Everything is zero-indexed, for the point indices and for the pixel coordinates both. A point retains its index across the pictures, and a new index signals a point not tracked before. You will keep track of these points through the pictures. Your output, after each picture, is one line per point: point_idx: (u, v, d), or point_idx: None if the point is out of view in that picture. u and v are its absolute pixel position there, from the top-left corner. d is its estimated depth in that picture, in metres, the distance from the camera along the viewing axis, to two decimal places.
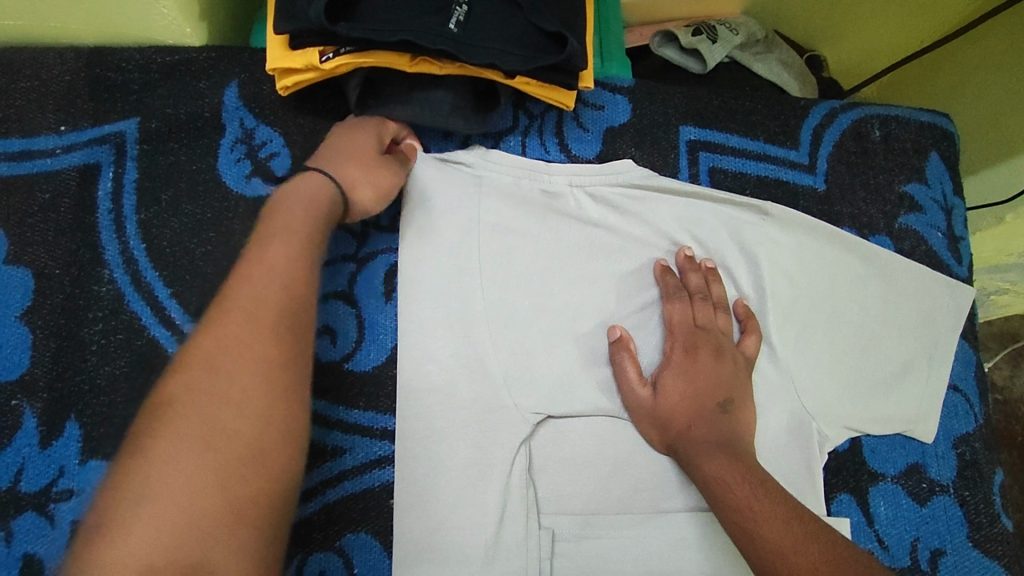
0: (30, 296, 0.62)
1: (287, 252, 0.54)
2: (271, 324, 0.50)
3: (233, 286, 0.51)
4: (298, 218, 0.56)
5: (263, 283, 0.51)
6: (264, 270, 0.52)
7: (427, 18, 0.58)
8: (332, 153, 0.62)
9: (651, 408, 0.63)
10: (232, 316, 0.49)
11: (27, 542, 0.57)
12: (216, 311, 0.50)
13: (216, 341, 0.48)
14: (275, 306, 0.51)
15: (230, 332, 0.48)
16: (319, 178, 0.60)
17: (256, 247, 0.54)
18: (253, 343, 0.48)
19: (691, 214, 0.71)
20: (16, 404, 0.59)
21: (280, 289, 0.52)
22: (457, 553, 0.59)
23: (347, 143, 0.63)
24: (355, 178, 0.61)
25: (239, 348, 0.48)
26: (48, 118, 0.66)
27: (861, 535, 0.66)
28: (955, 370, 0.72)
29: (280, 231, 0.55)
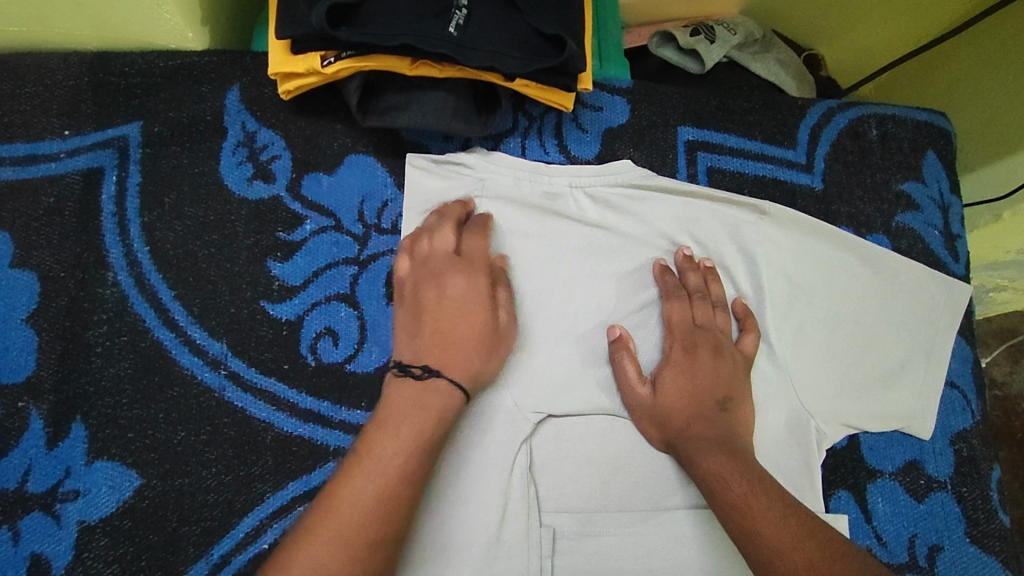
0: (36, 299, 0.63)
1: (396, 464, 0.51)
2: (366, 550, 0.48)
3: (341, 495, 0.50)
4: (410, 426, 0.53)
5: (370, 497, 0.49)
6: (374, 485, 0.50)
7: (427, 22, 0.58)
8: (455, 346, 0.59)
9: (651, 407, 0.63)
10: (332, 534, 0.48)
11: (34, 542, 0.57)
12: (318, 523, 0.48)
13: (312, 560, 0.46)
14: (376, 523, 0.49)
15: (326, 552, 0.47)
16: (447, 388, 0.56)
17: (375, 450, 0.52)
18: (344, 570, 0.46)
19: (691, 214, 0.71)
20: (22, 406, 0.60)
21: (382, 509, 0.50)
22: (459, 553, 0.60)
23: (468, 323, 0.60)
24: (480, 368, 0.60)
25: (330, 573, 0.46)
26: (52, 123, 0.66)
27: (859, 532, 0.67)
28: (952, 367, 0.73)
29: (391, 438, 0.53)
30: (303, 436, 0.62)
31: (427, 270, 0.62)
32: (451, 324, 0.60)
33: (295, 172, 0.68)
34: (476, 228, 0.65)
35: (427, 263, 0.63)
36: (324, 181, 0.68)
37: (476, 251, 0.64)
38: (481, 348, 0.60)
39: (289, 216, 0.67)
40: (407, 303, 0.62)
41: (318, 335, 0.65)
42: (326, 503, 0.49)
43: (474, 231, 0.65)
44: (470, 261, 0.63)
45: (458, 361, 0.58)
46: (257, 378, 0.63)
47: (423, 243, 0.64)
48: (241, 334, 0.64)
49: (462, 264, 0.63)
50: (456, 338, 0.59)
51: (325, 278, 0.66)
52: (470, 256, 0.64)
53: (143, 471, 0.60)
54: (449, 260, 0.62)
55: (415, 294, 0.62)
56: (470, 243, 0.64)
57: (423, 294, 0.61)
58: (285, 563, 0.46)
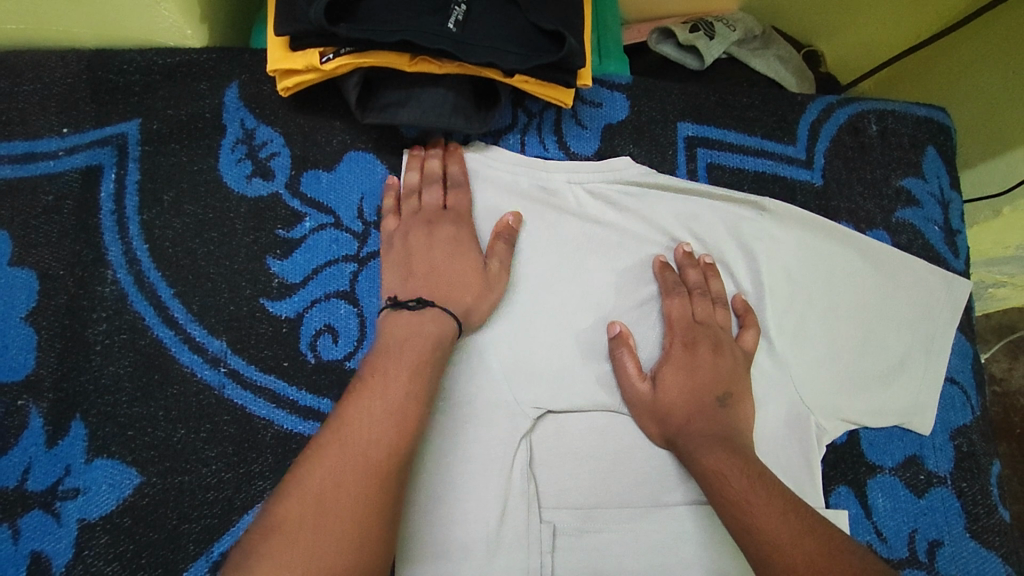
0: (35, 297, 0.62)
1: (401, 382, 0.55)
2: (381, 457, 0.51)
3: (350, 413, 0.53)
4: (411, 349, 0.57)
5: (378, 410, 0.53)
6: (381, 400, 0.54)
7: (427, 18, 0.58)
8: (448, 283, 0.62)
9: (651, 402, 0.63)
10: (347, 444, 0.51)
11: (35, 539, 0.57)
12: (331, 438, 0.52)
13: (330, 469, 0.49)
14: (387, 433, 0.52)
15: (343, 460, 0.50)
16: (441, 320, 0.60)
17: (375, 373, 0.56)
18: (362, 474, 0.50)
19: (690, 211, 0.71)
20: (22, 404, 0.60)
21: (392, 419, 0.53)
22: (461, 549, 0.60)
23: (458, 264, 0.63)
24: (473, 306, 0.63)
25: (349, 478, 0.49)
26: (51, 121, 0.66)
27: (859, 528, 0.67)
28: (953, 363, 0.73)
29: (393, 361, 0.56)
30: (303, 433, 0.62)
31: (416, 219, 0.65)
32: (443, 264, 0.63)
33: (294, 169, 0.68)
34: (459, 184, 0.67)
35: (416, 214, 0.66)
36: (324, 179, 0.68)
37: (461, 203, 0.66)
38: (473, 287, 0.63)
39: (289, 213, 0.67)
40: (396, 251, 0.65)
41: (317, 332, 0.65)
42: (337, 421, 0.53)
43: (458, 185, 0.67)
44: (456, 214, 0.66)
45: (449, 297, 0.62)
46: (257, 375, 0.63)
47: (411, 198, 0.67)
48: (241, 331, 0.64)
49: (450, 214, 0.66)
50: (448, 275, 0.63)
51: (325, 276, 0.66)
52: (456, 208, 0.66)
53: (143, 468, 0.60)
54: (437, 211, 0.66)
55: (404, 242, 0.65)
56: (455, 197, 0.67)
57: (412, 239, 0.64)
58: (304, 476, 0.49)
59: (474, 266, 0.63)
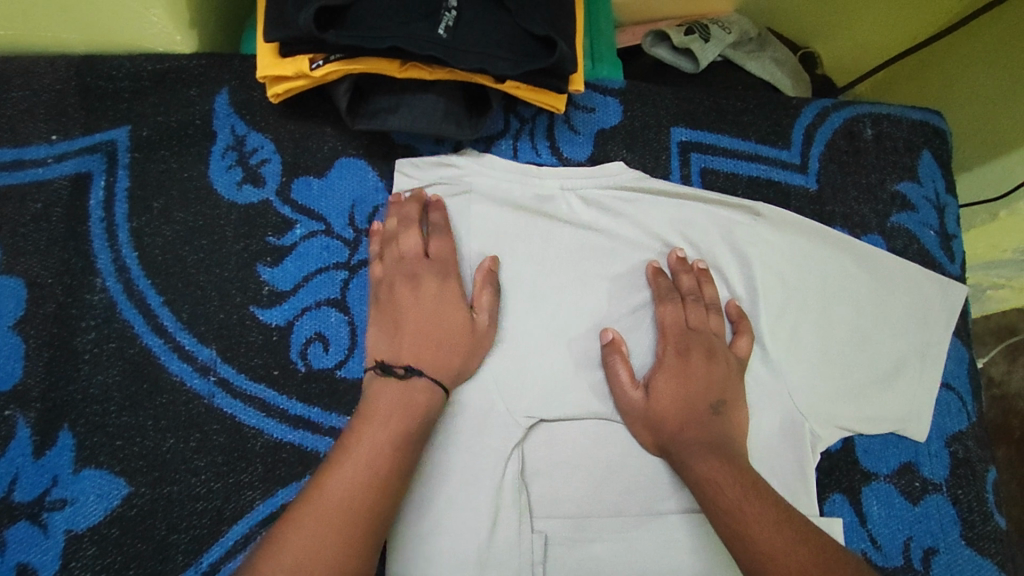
0: (23, 305, 0.62)
1: (384, 460, 0.53)
2: (356, 543, 0.50)
3: (329, 491, 0.51)
4: (397, 423, 0.55)
5: (359, 490, 0.51)
6: (362, 480, 0.52)
7: (417, 24, 0.57)
8: (436, 344, 0.60)
9: (643, 411, 0.63)
10: (321, 527, 0.49)
11: (22, 551, 0.57)
12: (304, 518, 0.50)
13: (302, 554, 0.48)
14: (364, 516, 0.51)
15: (317, 544, 0.48)
16: (430, 389, 0.58)
17: (359, 442, 0.54)
18: (335, 561, 0.48)
19: (683, 216, 0.71)
20: (10, 414, 0.60)
21: (371, 501, 0.52)
22: (453, 559, 0.59)
23: (445, 322, 0.61)
24: (461, 368, 0.61)
25: (322, 564, 0.48)
26: (39, 128, 0.66)
27: (854, 535, 0.66)
28: (948, 368, 0.73)
29: (377, 435, 0.54)
30: (293, 442, 0.62)
31: (399, 271, 0.63)
32: (429, 323, 0.61)
33: (285, 176, 0.68)
34: (441, 231, 0.65)
35: (398, 264, 0.63)
36: (315, 185, 0.68)
37: (445, 251, 0.64)
38: (462, 348, 0.61)
39: (279, 220, 0.67)
40: (382, 305, 0.63)
41: (308, 341, 0.64)
42: (313, 499, 0.51)
43: (439, 232, 0.65)
44: (440, 263, 0.64)
45: (438, 361, 0.60)
46: (247, 385, 0.63)
47: (393, 246, 0.64)
48: (231, 340, 0.63)
49: (434, 265, 0.63)
50: (436, 336, 0.60)
51: (316, 284, 0.66)
52: (439, 257, 0.64)
53: (130, 479, 0.59)
54: (420, 261, 0.63)
55: (390, 294, 0.63)
56: (438, 245, 0.64)
57: (397, 293, 0.62)
58: (274, 560, 0.47)
59: (462, 329, 0.62)
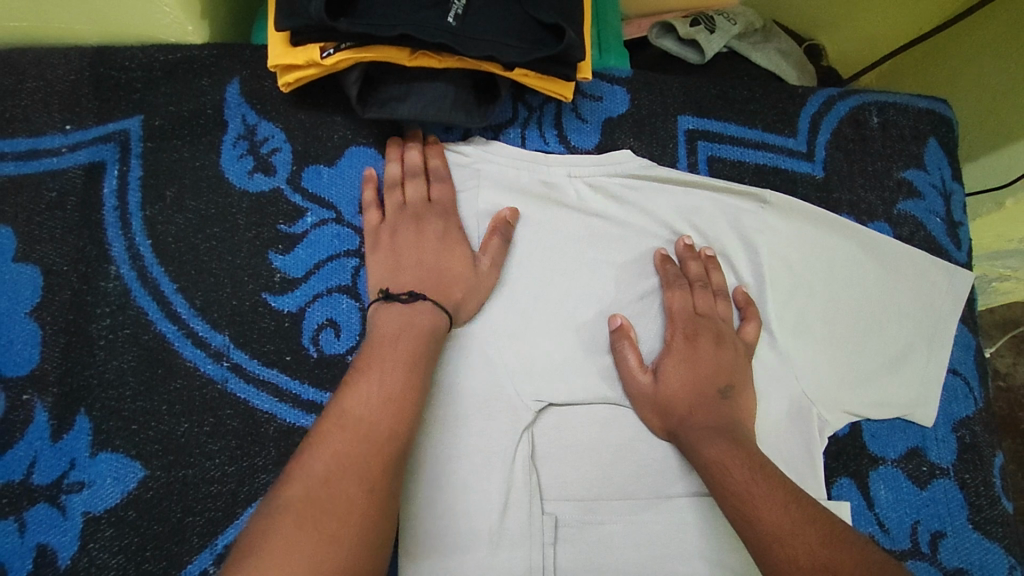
0: (39, 293, 0.63)
1: (405, 355, 0.57)
2: (382, 441, 0.52)
3: (349, 400, 0.54)
4: (417, 314, 0.60)
5: (389, 365, 0.56)
6: (379, 388, 0.54)
7: (426, 12, 0.58)
8: (439, 278, 0.62)
9: (652, 395, 0.63)
10: (346, 430, 0.51)
11: (41, 533, 0.58)
12: (329, 423, 0.52)
13: (332, 453, 0.50)
14: (386, 418, 0.53)
15: (345, 444, 0.50)
16: (434, 311, 0.60)
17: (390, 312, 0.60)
18: (364, 458, 0.50)
19: (690, 204, 0.71)
20: (27, 399, 0.60)
21: (391, 404, 0.54)
22: (463, 542, 0.60)
23: (447, 256, 0.64)
24: (462, 300, 0.63)
25: (351, 461, 0.50)
26: (54, 118, 0.67)
27: (861, 519, 0.67)
28: (955, 354, 0.73)
29: (389, 349, 0.57)
30: (305, 426, 0.63)
31: (403, 215, 0.65)
32: (432, 258, 0.63)
33: (296, 164, 0.68)
34: (442, 177, 0.67)
35: (401, 210, 0.65)
36: (325, 174, 0.69)
37: (445, 196, 0.66)
38: (463, 281, 0.63)
39: (290, 208, 0.67)
40: (383, 248, 0.64)
41: (320, 327, 0.65)
42: (335, 410, 0.53)
43: (441, 179, 0.67)
44: (442, 207, 0.66)
45: (438, 289, 0.62)
46: (259, 369, 0.63)
47: (395, 191, 0.66)
48: (243, 326, 0.64)
49: (436, 209, 0.66)
50: (437, 267, 0.63)
51: (328, 271, 0.66)
52: (441, 202, 0.66)
53: (146, 462, 0.60)
54: (422, 205, 0.65)
55: (392, 237, 0.65)
56: (440, 191, 0.67)
57: (400, 236, 0.64)
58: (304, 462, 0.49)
59: (462, 257, 0.64)
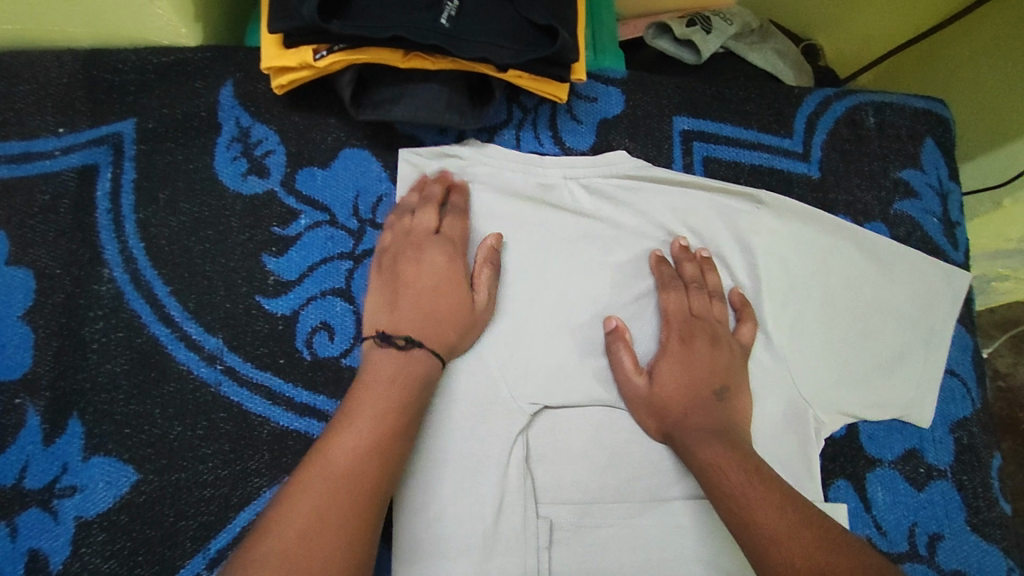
0: (32, 296, 0.63)
1: (389, 406, 0.55)
2: (364, 500, 0.51)
3: (334, 449, 0.52)
4: (410, 362, 0.58)
5: (372, 420, 0.54)
6: (366, 440, 0.53)
7: (419, 14, 0.58)
8: (434, 316, 0.61)
9: (647, 397, 0.63)
10: (328, 486, 0.50)
11: (32, 537, 0.58)
12: (311, 475, 0.50)
13: (311, 511, 0.48)
14: (370, 475, 0.52)
15: (326, 501, 0.49)
16: (428, 359, 0.59)
17: (381, 358, 0.58)
18: (344, 518, 0.49)
19: (687, 205, 0.71)
20: (19, 402, 0.60)
21: (376, 460, 0.52)
22: (457, 545, 0.59)
23: (444, 300, 0.62)
24: (456, 342, 0.62)
25: (331, 517, 0.49)
26: (47, 120, 0.66)
27: (858, 521, 0.67)
28: (952, 355, 0.73)
29: (380, 396, 0.55)
30: (299, 430, 0.62)
31: (407, 242, 0.64)
32: (428, 298, 0.61)
33: (289, 167, 0.68)
34: (457, 211, 0.66)
35: (407, 236, 0.64)
36: (319, 176, 0.68)
37: (456, 230, 0.65)
38: (458, 321, 0.62)
39: (284, 211, 0.67)
40: (385, 273, 0.64)
41: (314, 330, 0.65)
42: (319, 459, 0.52)
43: (455, 212, 0.66)
44: (449, 240, 0.64)
45: (435, 335, 0.60)
46: (252, 373, 0.63)
47: (405, 218, 0.65)
48: (237, 329, 0.64)
49: (442, 241, 0.64)
50: (433, 308, 0.61)
51: (322, 274, 0.66)
52: (449, 235, 0.65)
53: (139, 466, 0.60)
54: (428, 235, 0.64)
55: (394, 265, 0.63)
56: (451, 224, 0.65)
57: (401, 263, 0.63)
58: (283, 518, 0.48)
59: (456, 304, 0.62)
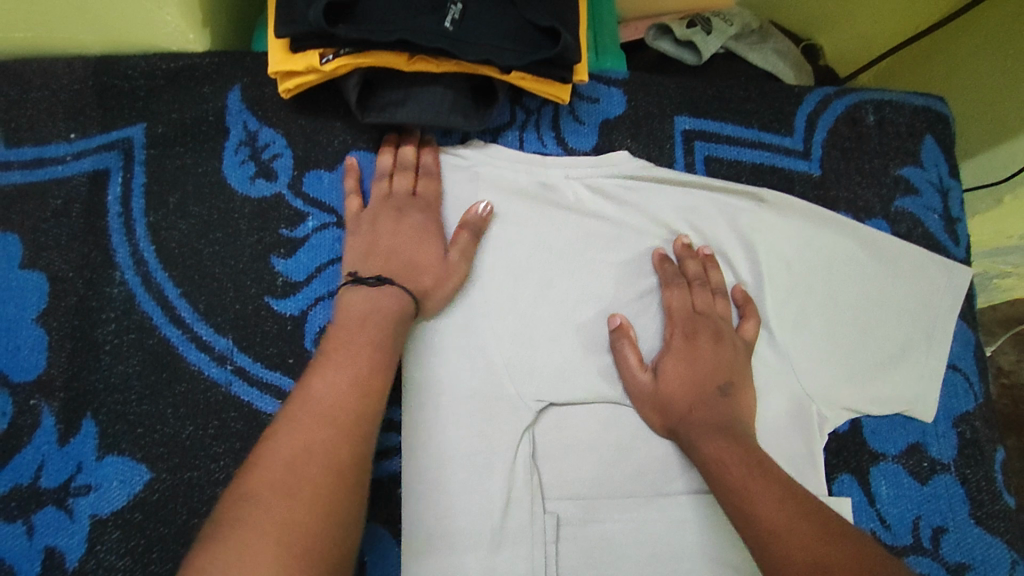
0: (45, 299, 0.64)
1: (362, 345, 0.56)
2: (348, 427, 0.50)
3: (313, 384, 0.52)
4: (381, 306, 0.59)
5: (347, 359, 0.54)
6: (344, 371, 0.53)
7: (424, 18, 0.59)
8: (409, 264, 0.62)
9: (652, 393, 0.64)
10: (309, 415, 0.50)
11: (49, 535, 0.59)
12: (293, 410, 0.51)
13: (299, 439, 0.48)
14: (353, 401, 0.52)
15: (309, 429, 0.49)
16: (400, 296, 0.60)
17: (354, 304, 0.59)
18: (329, 447, 0.48)
19: (689, 204, 0.72)
20: (34, 403, 0.61)
21: (356, 392, 0.52)
22: (465, 543, 0.60)
23: (420, 250, 0.63)
24: (431, 289, 0.63)
25: (313, 446, 0.48)
26: (59, 127, 0.68)
27: (862, 515, 0.67)
28: (954, 350, 0.73)
29: (351, 341, 0.56)
30: None
31: (385, 204, 0.66)
32: (405, 247, 0.63)
33: (297, 170, 0.69)
34: (431, 173, 0.69)
35: (385, 200, 0.66)
36: (325, 178, 0.69)
37: (431, 191, 0.68)
38: (434, 271, 0.63)
39: (291, 213, 0.68)
40: (360, 233, 0.65)
41: (322, 329, 0.66)
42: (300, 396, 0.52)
43: (430, 175, 0.68)
44: (425, 201, 0.67)
45: (409, 278, 0.62)
46: (262, 372, 0.64)
47: (382, 182, 0.67)
48: (246, 329, 0.65)
49: (419, 201, 0.67)
50: (409, 257, 0.63)
51: (328, 275, 0.67)
52: (425, 196, 0.67)
53: (152, 464, 0.61)
54: (406, 198, 0.66)
55: (370, 224, 0.65)
56: (427, 186, 0.68)
57: (379, 223, 0.64)
58: (269, 449, 0.48)
59: (432, 251, 0.64)
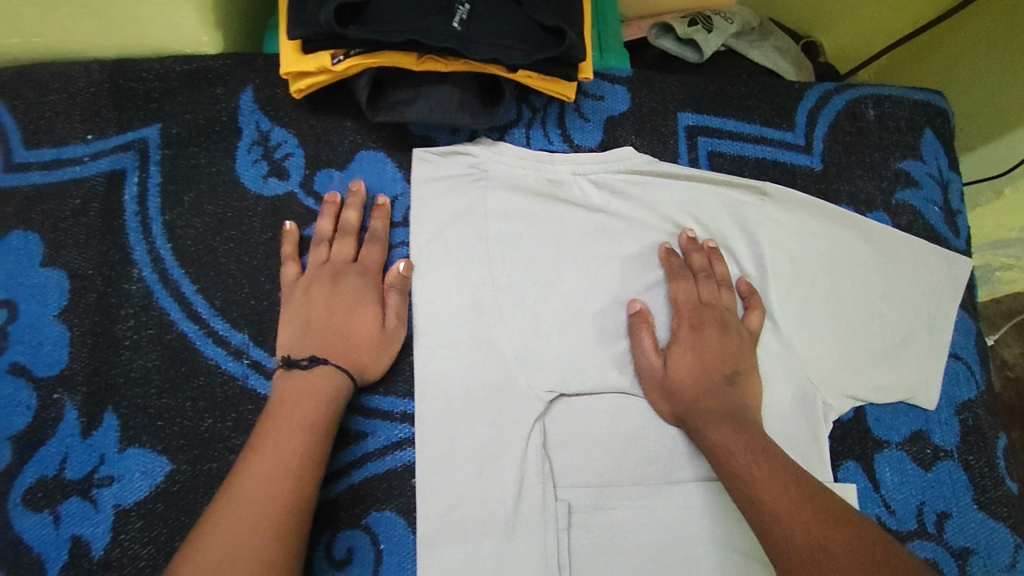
0: (67, 295, 0.65)
1: (294, 434, 0.57)
2: (279, 524, 0.53)
3: (245, 480, 0.54)
4: (315, 388, 0.60)
5: (278, 451, 0.56)
6: (276, 463, 0.55)
7: (432, 18, 0.60)
8: (344, 339, 0.64)
9: (662, 380, 0.65)
10: (240, 515, 0.52)
11: (74, 525, 0.60)
12: (225, 508, 0.53)
13: (227, 544, 0.50)
14: (284, 494, 0.54)
15: (239, 530, 0.51)
16: (334, 375, 0.61)
17: (289, 389, 0.60)
18: (259, 547, 0.51)
19: (692, 197, 0.73)
20: (57, 397, 0.63)
21: (286, 488, 0.54)
22: (479, 530, 0.62)
23: (354, 322, 0.64)
24: (368, 363, 0.64)
25: (242, 549, 0.50)
26: (76, 128, 0.69)
27: (868, 501, 0.68)
28: (956, 339, 0.74)
29: (281, 433, 0.57)
30: None
31: (321, 272, 0.66)
32: (339, 318, 0.64)
33: (309, 168, 0.71)
34: (375, 239, 0.68)
35: (322, 266, 0.67)
36: (337, 176, 0.71)
37: (371, 258, 0.68)
38: (369, 345, 0.64)
39: (304, 211, 0.70)
40: (294, 304, 0.65)
41: None
42: (231, 492, 0.54)
43: (374, 240, 0.68)
44: (364, 267, 0.67)
45: (346, 354, 0.63)
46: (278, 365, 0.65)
47: (320, 248, 0.68)
48: (262, 324, 0.66)
49: (355, 268, 0.67)
50: (344, 332, 0.64)
51: None
52: (364, 262, 0.67)
53: (172, 456, 0.62)
54: (344, 264, 0.67)
55: (305, 294, 0.65)
56: (367, 253, 0.68)
57: (313, 293, 0.65)
58: (200, 555, 0.50)
59: (366, 323, 0.65)
